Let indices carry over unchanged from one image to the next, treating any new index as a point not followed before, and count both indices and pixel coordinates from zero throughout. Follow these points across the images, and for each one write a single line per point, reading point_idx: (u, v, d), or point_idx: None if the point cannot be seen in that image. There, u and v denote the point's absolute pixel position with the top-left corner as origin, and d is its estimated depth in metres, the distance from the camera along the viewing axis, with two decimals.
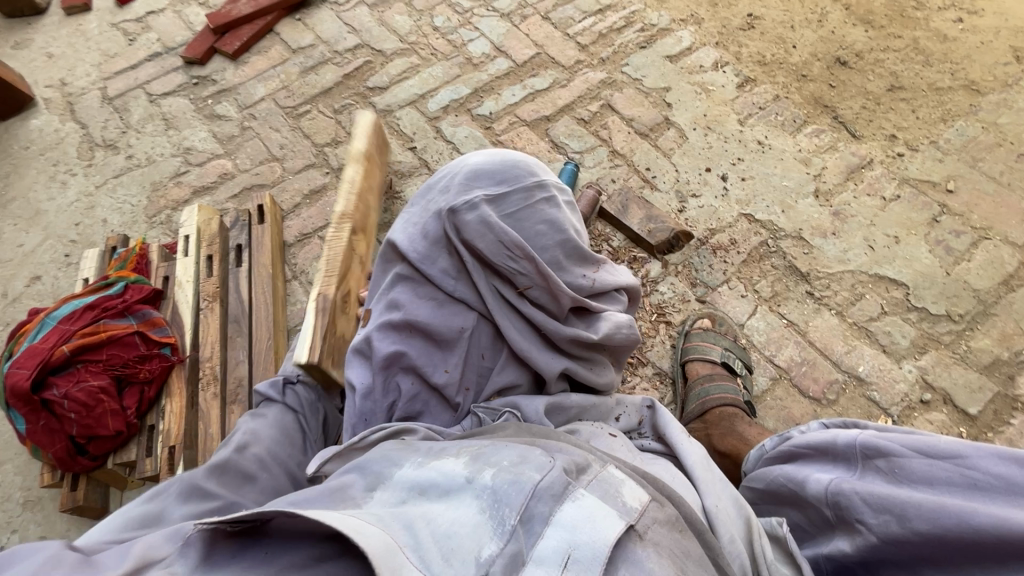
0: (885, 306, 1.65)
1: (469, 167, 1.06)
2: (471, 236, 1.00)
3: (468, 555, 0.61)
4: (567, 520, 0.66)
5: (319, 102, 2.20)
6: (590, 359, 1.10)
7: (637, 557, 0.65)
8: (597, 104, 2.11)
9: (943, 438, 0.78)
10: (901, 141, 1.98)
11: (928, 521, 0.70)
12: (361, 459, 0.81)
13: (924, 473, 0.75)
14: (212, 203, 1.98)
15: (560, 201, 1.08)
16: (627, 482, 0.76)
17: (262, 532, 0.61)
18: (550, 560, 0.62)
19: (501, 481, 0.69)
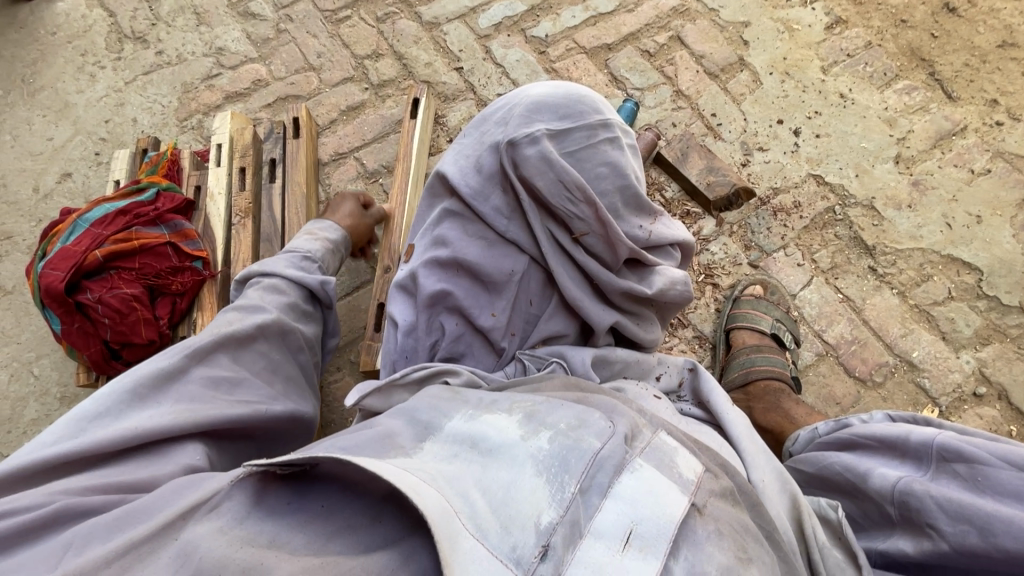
0: (952, 291, 1.53)
1: (532, 98, 0.93)
2: (530, 174, 0.90)
3: (528, 522, 0.52)
4: (626, 493, 0.57)
5: (360, 8, 2.02)
6: (638, 313, 1.03)
7: (699, 537, 0.57)
8: (666, 35, 1.90)
9: None
10: (1003, 108, 1.76)
11: (1018, 540, 0.67)
12: (408, 403, 0.72)
13: (1012, 487, 0.72)
14: (244, 111, 1.87)
15: (624, 144, 0.97)
16: (682, 452, 0.66)
17: (312, 476, 0.58)
18: (610, 535, 0.54)
19: (558, 444, 0.59)
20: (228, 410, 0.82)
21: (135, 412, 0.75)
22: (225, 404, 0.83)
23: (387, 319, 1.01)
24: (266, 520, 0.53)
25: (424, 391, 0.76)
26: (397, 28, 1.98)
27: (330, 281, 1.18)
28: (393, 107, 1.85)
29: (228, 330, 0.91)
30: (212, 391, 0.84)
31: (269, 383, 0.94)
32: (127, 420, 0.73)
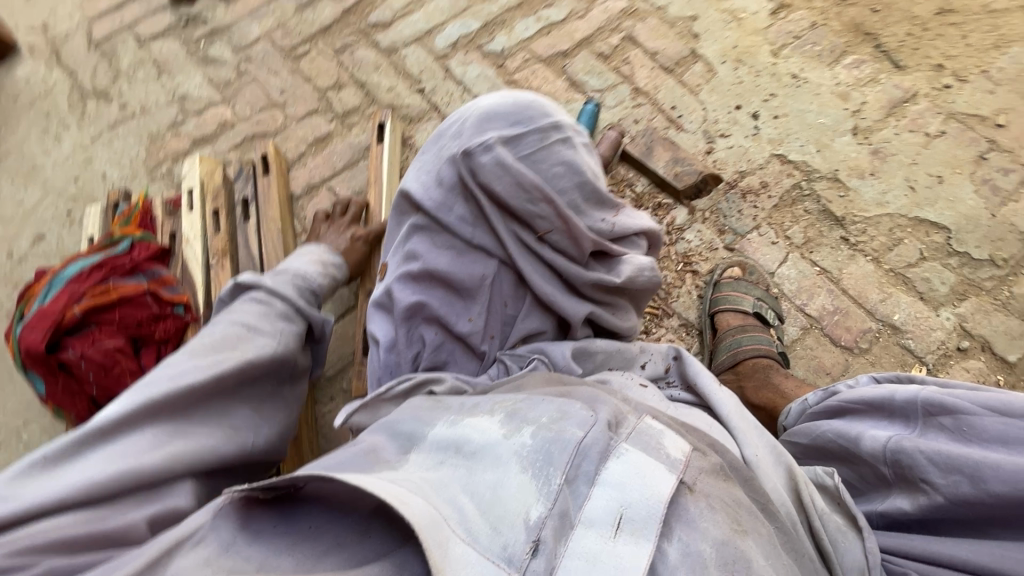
0: (924, 251, 1.57)
1: (481, 109, 0.97)
2: (487, 180, 0.92)
3: (516, 520, 0.54)
4: (613, 478, 0.58)
5: (318, 42, 2.06)
6: (613, 303, 1.05)
7: (691, 514, 0.58)
8: (618, 37, 1.95)
9: (1015, 396, 0.76)
10: (949, 71, 1.82)
11: (1007, 484, 0.68)
12: (389, 417, 0.72)
13: (996, 433, 0.74)
14: (212, 154, 1.88)
15: (577, 143, 0.99)
16: (668, 433, 0.67)
17: (297, 498, 0.58)
18: (602, 521, 0.55)
19: (541, 439, 0.61)
20: (220, 450, 0.80)
21: (121, 446, 0.70)
22: (214, 440, 0.80)
23: (368, 339, 1.01)
24: (252, 544, 0.53)
25: (405, 406, 0.76)
26: (356, 58, 2.01)
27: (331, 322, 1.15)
28: (360, 134, 1.87)
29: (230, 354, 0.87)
30: (206, 423, 0.81)
31: (256, 409, 0.91)
32: (119, 457, 0.69)
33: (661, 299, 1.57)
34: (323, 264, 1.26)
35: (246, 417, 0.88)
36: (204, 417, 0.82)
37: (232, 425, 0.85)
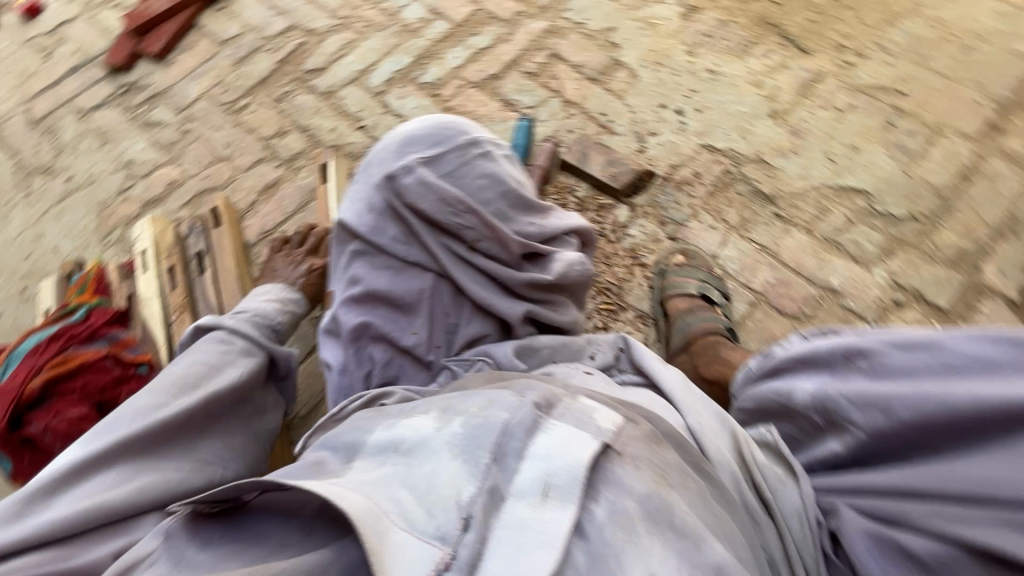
0: (851, 217, 1.67)
1: (402, 136, 1.08)
2: (412, 199, 1.02)
3: (448, 503, 0.61)
4: (540, 451, 0.65)
5: (258, 94, 2.12)
6: (552, 300, 1.11)
7: (618, 476, 0.64)
8: (544, 55, 2.06)
9: (920, 331, 0.81)
10: (850, 50, 1.97)
11: (911, 410, 0.73)
12: (332, 431, 0.78)
13: (902, 365, 0.78)
14: (163, 214, 1.91)
15: (497, 157, 1.09)
16: (601, 409, 0.73)
17: (243, 510, 0.66)
18: (530, 490, 0.62)
19: (469, 427, 0.68)
20: (186, 480, 0.89)
21: (91, 484, 0.81)
22: (180, 472, 0.89)
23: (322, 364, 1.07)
24: (201, 552, 0.61)
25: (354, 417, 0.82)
26: (296, 104, 2.07)
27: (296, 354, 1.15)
28: (308, 176, 1.92)
29: (192, 393, 0.95)
30: (174, 457, 0.90)
31: (226, 439, 1.00)
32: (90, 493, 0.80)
33: (615, 295, 1.63)
34: (282, 301, 1.28)
35: (215, 449, 0.96)
36: (172, 451, 0.91)
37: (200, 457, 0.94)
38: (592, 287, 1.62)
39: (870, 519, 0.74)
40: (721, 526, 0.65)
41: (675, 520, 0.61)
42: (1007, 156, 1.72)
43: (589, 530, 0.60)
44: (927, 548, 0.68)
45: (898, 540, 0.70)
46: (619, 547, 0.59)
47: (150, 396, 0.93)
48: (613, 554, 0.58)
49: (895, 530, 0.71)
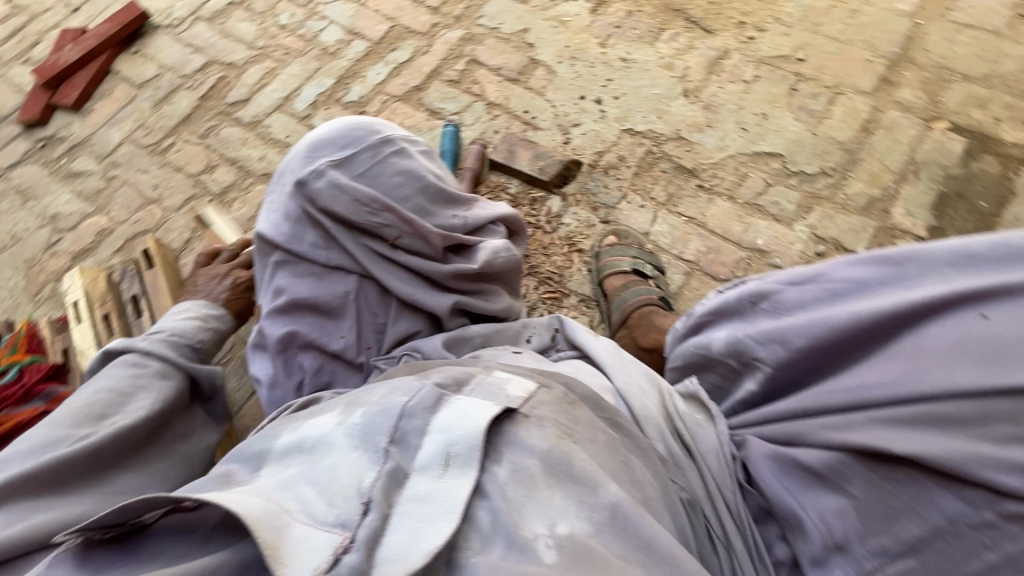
0: (768, 179, 1.76)
1: (312, 141, 1.15)
2: (326, 203, 1.09)
3: (349, 491, 0.70)
4: (443, 424, 0.76)
5: (182, 132, 2.10)
6: (481, 289, 1.18)
7: (522, 438, 0.76)
8: (463, 62, 2.11)
9: (811, 265, 0.86)
10: (750, 26, 2.08)
11: (804, 337, 0.78)
12: (240, 444, 0.84)
13: (796, 300, 0.83)
14: (95, 263, 1.86)
15: (410, 153, 1.17)
16: (512, 382, 0.86)
17: (144, 533, 0.68)
18: (431, 463, 0.72)
19: (369, 416, 0.78)
20: (89, 511, 0.87)
21: None
22: (82, 505, 0.87)
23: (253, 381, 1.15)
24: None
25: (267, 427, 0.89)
26: (222, 137, 2.06)
27: (220, 372, 1.20)
28: (242, 207, 1.91)
29: (98, 424, 0.97)
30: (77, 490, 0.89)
31: (137, 470, 0.99)
32: None
33: (557, 283, 1.67)
34: (202, 318, 1.31)
35: (125, 479, 0.96)
36: (76, 485, 0.90)
37: (109, 487, 0.93)
38: (533, 278, 1.66)
39: (771, 444, 0.78)
40: (622, 474, 0.77)
41: (574, 470, 0.73)
42: (902, 106, 1.84)
43: (489, 489, 0.71)
44: (817, 459, 0.71)
45: (793, 456, 0.74)
46: (518, 503, 0.70)
47: (52, 429, 0.94)
48: (513, 510, 0.69)
49: (792, 448, 0.74)
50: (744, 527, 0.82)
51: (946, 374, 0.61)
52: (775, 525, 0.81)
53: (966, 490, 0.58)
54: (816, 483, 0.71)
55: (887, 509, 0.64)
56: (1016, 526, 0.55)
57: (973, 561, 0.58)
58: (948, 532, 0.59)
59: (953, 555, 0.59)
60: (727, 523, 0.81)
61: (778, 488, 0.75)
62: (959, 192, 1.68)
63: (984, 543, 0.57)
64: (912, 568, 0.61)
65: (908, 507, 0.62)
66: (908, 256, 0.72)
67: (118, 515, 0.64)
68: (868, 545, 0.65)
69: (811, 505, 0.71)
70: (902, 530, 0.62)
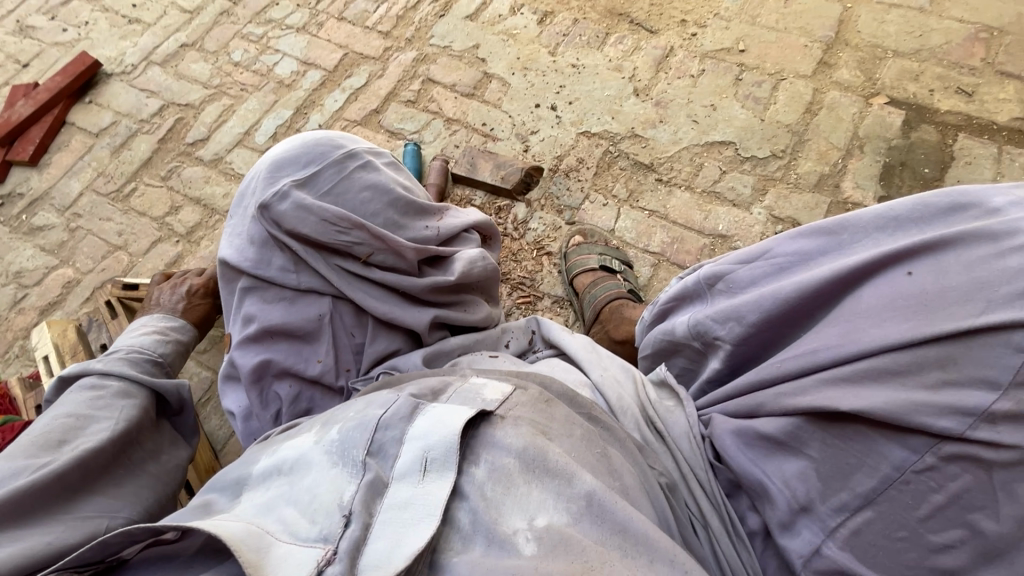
0: (723, 167, 1.81)
1: (271, 163, 1.16)
2: (291, 225, 1.09)
3: (331, 507, 0.72)
4: (420, 431, 0.80)
5: (143, 176, 2.09)
6: (459, 301, 1.23)
7: (497, 437, 0.80)
8: (418, 82, 2.15)
9: (760, 243, 0.89)
10: (691, 23, 2.16)
11: (756, 311, 0.80)
12: (216, 474, 0.85)
13: (747, 278, 0.86)
14: (64, 315, 1.84)
15: (374, 167, 1.19)
16: (489, 386, 0.91)
17: (124, 567, 0.68)
18: (410, 470, 0.76)
19: (345, 432, 0.81)
20: (69, 533, 0.78)
21: None
22: (61, 528, 0.78)
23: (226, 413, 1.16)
24: None
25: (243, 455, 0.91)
26: (185, 178, 2.06)
27: (188, 384, 1.19)
28: (210, 245, 1.91)
29: (63, 450, 0.90)
30: (50, 515, 0.80)
31: (112, 496, 0.91)
32: None
33: (529, 287, 1.70)
34: (161, 333, 1.32)
35: (101, 503, 0.88)
36: (48, 511, 0.81)
37: (86, 511, 0.85)
38: (506, 285, 1.69)
39: (733, 418, 0.80)
40: (599, 465, 0.80)
41: (549, 464, 0.76)
42: (841, 86, 1.92)
43: (467, 489, 0.75)
44: (776, 426, 0.73)
45: (752, 427, 0.76)
46: (497, 501, 0.74)
47: (10, 461, 0.85)
48: (493, 507, 0.73)
49: (751, 420, 0.77)
50: (717, 502, 0.84)
51: (881, 331, 0.64)
52: (744, 497, 0.84)
53: (910, 437, 0.61)
54: (778, 450, 0.73)
55: (842, 465, 0.67)
56: (955, 466, 0.59)
57: (922, 505, 0.61)
58: (897, 481, 0.63)
59: (905, 501, 0.62)
60: (701, 501, 0.84)
61: (742, 459, 0.77)
62: (903, 161, 1.75)
63: (930, 487, 0.61)
64: (871, 519, 0.64)
65: (860, 462, 0.65)
66: (842, 225, 0.76)
67: (97, 551, 0.64)
68: (830, 503, 0.67)
69: (774, 472, 0.73)
70: (858, 483, 0.65)
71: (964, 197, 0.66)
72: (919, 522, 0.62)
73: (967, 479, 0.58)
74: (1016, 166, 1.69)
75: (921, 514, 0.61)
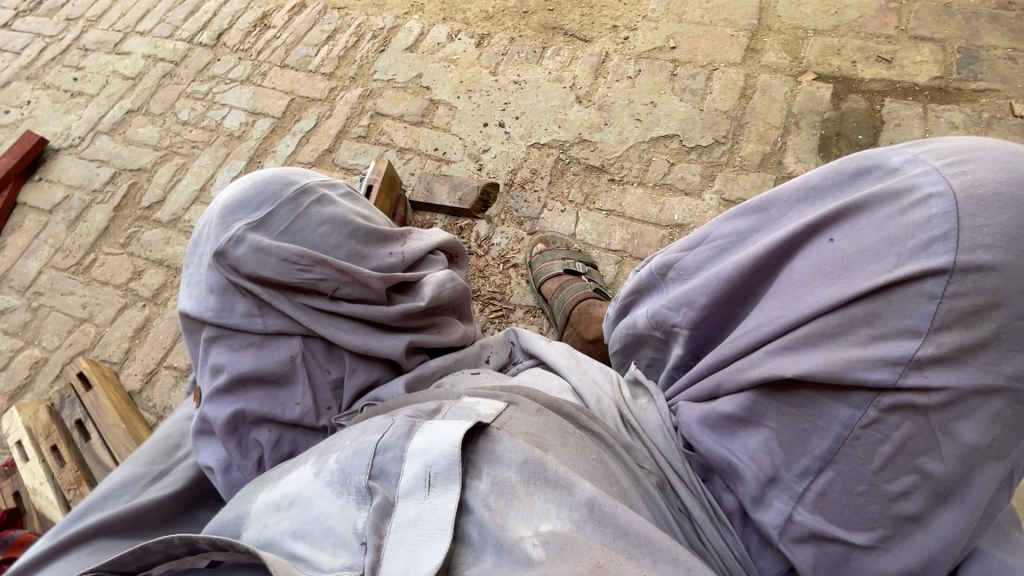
0: (671, 159, 1.87)
1: (223, 207, 1.16)
2: (251, 268, 1.10)
3: (349, 536, 0.79)
4: (421, 447, 0.83)
5: (101, 246, 2.08)
6: (432, 324, 1.26)
7: (498, 452, 0.84)
8: (367, 117, 2.19)
9: (702, 228, 0.92)
10: (622, 27, 2.24)
11: (704, 294, 0.83)
12: (215, 519, 0.94)
13: (694, 264, 0.89)
14: (35, 397, 1.80)
15: (330, 200, 1.21)
16: (482, 402, 0.95)
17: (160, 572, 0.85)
18: (415, 486, 0.81)
19: (343, 460, 0.87)
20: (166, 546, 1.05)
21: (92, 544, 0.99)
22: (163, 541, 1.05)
23: (203, 468, 1.13)
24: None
25: (236, 496, 0.99)
26: (145, 241, 2.05)
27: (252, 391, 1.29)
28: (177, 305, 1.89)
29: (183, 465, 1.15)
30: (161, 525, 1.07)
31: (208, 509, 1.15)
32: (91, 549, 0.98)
33: (500, 301, 1.72)
34: None
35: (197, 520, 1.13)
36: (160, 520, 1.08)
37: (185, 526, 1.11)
38: (476, 302, 1.71)
39: (697, 405, 0.83)
40: (595, 470, 0.84)
41: (549, 475, 0.81)
42: (771, 69, 2.01)
43: (472, 503, 0.79)
44: (734, 404, 0.75)
45: (714, 410, 0.78)
46: (502, 511, 0.78)
47: (147, 464, 1.14)
48: (499, 516, 0.77)
49: (713, 403, 0.79)
50: (697, 490, 0.86)
51: (813, 297, 0.67)
52: (720, 480, 0.85)
53: (854, 395, 0.64)
54: (739, 426, 0.76)
55: (799, 431, 0.69)
56: (896, 416, 0.62)
57: (874, 458, 0.64)
58: (848, 438, 0.65)
59: (858, 457, 0.65)
60: (682, 492, 0.86)
61: (709, 443, 0.79)
62: (838, 131, 1.83)
63: (878, 439, 0.63)
64: (833, 478, 0.67)
65: (814, 425, 0.68)
66: (768, 201, 0.80)
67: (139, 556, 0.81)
68: (794, 469, 0.70)
69: (740, 448, 0.75)
70: (815, 446, 0.68)
71: (867, 160, 0.70)
72: (874, 474, 0.64)
73: (909, 426, 0.61)
74: (942, 121, 1.78)
75: (875, 467, 0.64)
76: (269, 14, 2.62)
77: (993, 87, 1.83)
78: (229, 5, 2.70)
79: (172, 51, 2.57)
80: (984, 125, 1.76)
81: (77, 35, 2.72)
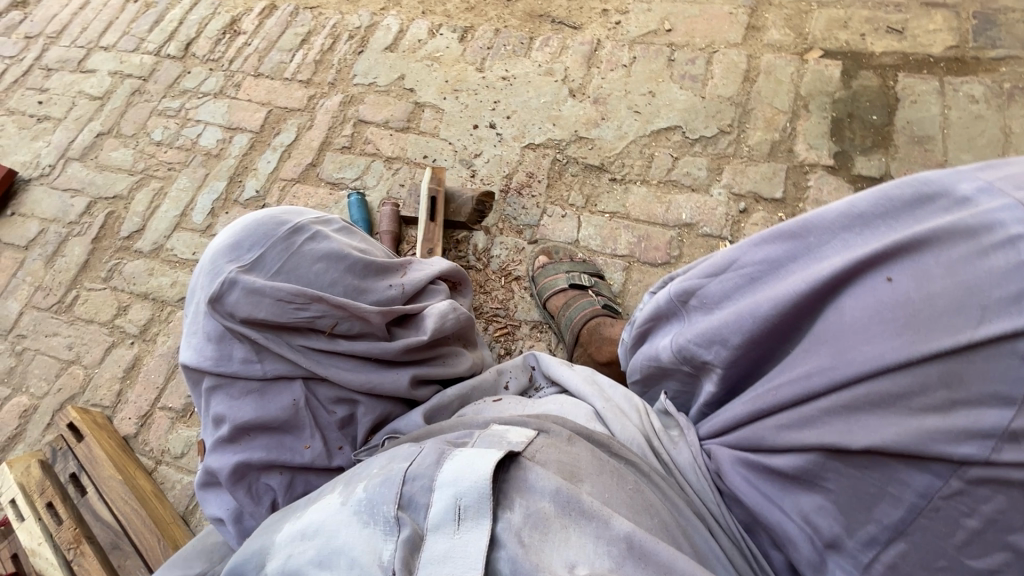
0: (674, 153, 1.77)
1: (214, 251, 1.08)
2: (245, 311, 1.01)
3: (372, 570, 0.73)
4: (450, 476, 0.77)
5: (83, 281, 1.98)
6: (439, 354, 1.16)
7: (530, 481, 0.77)
8: (350, 126, 2.07)
9: (726, 249, 0.82)
10: (613, 11, 2.11)
11: (739, 333, 0.74)
12: (235, 555, 0.85)
13: (719, 292, 0.80)
14: (28, 448, 1.72)
15: (325, 234, 1.11)
16: (512, 428, 0.87)
17: None
18: (444, 518, 0.74)
19: (371, 488, 0.80)
20: None
21: None
22: None
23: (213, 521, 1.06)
24: None
25: (260, 525, 0.90)
26: (127, 274, 1.96)
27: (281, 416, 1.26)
28: (167, 341, 1.81)
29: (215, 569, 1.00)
30: None
31: None
32: None
33: (505, 317, 1.63)
34: None
35: None
36: None
37: None
38: (480, 321, 1.62)
39: (735, 447, 0.77)
40: (633, 504, 0.76)
41: (583, 506, 0.74)
42: (774, 48, 1.89)
43: (504, 537, 0.72)
44: (786, 461, 0.68)
45: (761, 462, 0.72)
46: (536, 546, 0.72)
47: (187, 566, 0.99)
48: (534, 552, 0.71)
49: (760, 455, 0.72)
50: (737, 539, 0.79)
51: (874, 350, 0.59)
52: (764, 534, 0.78)
53: (932, 463, 0.56)
54: (793, 483, 0.69)
55: (863, 496, 0.62)
56: (985, 489, 0.54)
57: (957, 532, 0.56)
58: (926, 508, 0.58)
59: (938, 530, 0.57)
60: (722, 539, 0.78)
61: (756, 498, 0.73)
62: (850, 113, 1.72)
63: (962, 511, 0.56)
64: (906, 551, 0.60)
65: (882, 490, 0.60)
66: (806, 226, 0.71)
67: None
68: (858, 537, 0.63)
69: (793, 507, 0.69)
70: (883, 514, 0.61)
71: (929, 185, 0.61)
72: (957, 549, 0.57)
73: (1001, 500, 0.54)
74: (961, 95, 1.68)
75: (958, 542, 0.56)
76: (239, 19, 2.48)
77: (1013, 54, 1.72)
78: (195, 12, 2.55)
79: (139, 66, 2.43)
80: (1006, 97, 1.65)
81: (38, 54, 2.58)
